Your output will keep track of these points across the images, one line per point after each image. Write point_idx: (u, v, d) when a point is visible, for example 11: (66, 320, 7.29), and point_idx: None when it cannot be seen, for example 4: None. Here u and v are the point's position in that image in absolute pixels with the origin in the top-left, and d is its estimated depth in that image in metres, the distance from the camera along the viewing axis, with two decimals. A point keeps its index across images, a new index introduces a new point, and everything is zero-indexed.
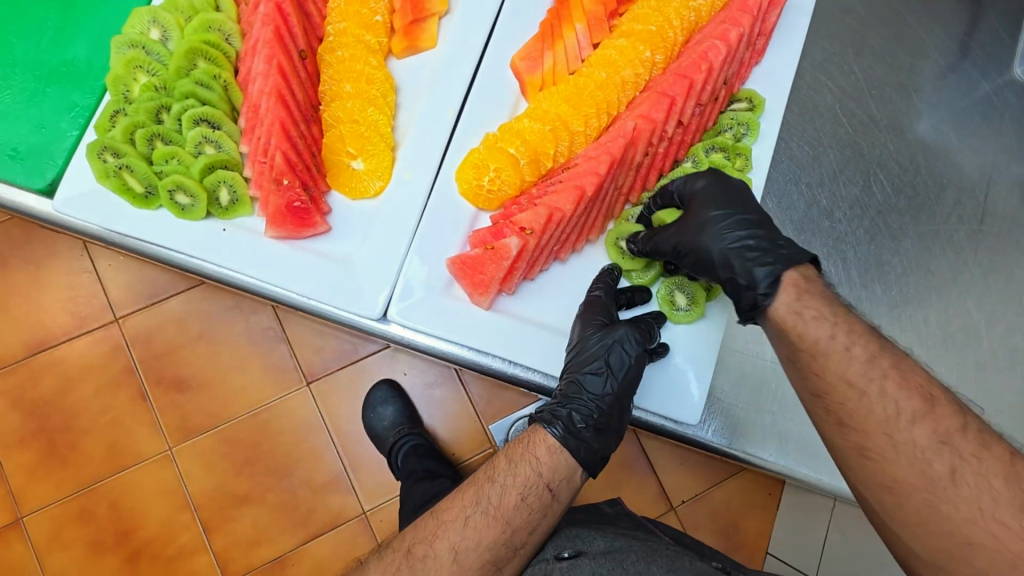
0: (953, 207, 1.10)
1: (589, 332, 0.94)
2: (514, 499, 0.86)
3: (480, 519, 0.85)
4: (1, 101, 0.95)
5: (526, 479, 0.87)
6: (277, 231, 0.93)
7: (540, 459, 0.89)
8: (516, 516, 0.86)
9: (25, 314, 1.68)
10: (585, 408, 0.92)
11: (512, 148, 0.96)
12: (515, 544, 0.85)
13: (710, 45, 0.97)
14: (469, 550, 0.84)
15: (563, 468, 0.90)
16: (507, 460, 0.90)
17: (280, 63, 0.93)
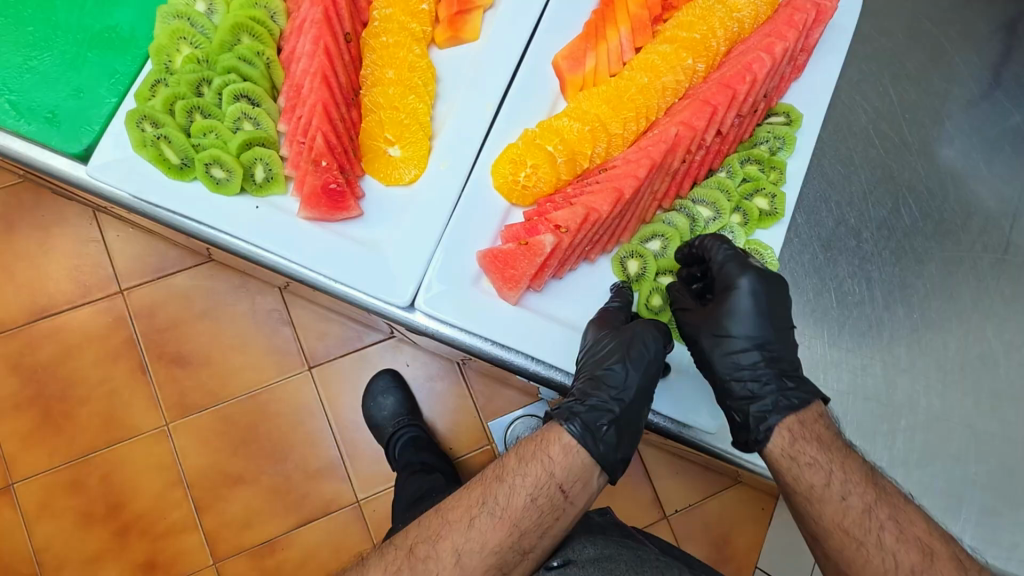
0: (979, 235, 1.11)
1: (602, 332, 0.93)
2: (524, 499, 0.85)
3: (486, 521, 0.85)
4: (41, 64, 0.94)
5: (537, 480, 0.86)
6: (311, 212, 0.93)
7: (552, 459, 0.87)
8: (525, 518, 0.85)
9: (31, 279, 1.67)
10: (602, 406, 0.90)
11: (549, 146, 0.97)
12: (523, 547, 0.85)
13: (755, 57, 0.98)
14: (472, 552, 0.84)
15: (576, 465, 0.87)
16: (517, 459, 0.89)
17: (327, 44, 0.93)
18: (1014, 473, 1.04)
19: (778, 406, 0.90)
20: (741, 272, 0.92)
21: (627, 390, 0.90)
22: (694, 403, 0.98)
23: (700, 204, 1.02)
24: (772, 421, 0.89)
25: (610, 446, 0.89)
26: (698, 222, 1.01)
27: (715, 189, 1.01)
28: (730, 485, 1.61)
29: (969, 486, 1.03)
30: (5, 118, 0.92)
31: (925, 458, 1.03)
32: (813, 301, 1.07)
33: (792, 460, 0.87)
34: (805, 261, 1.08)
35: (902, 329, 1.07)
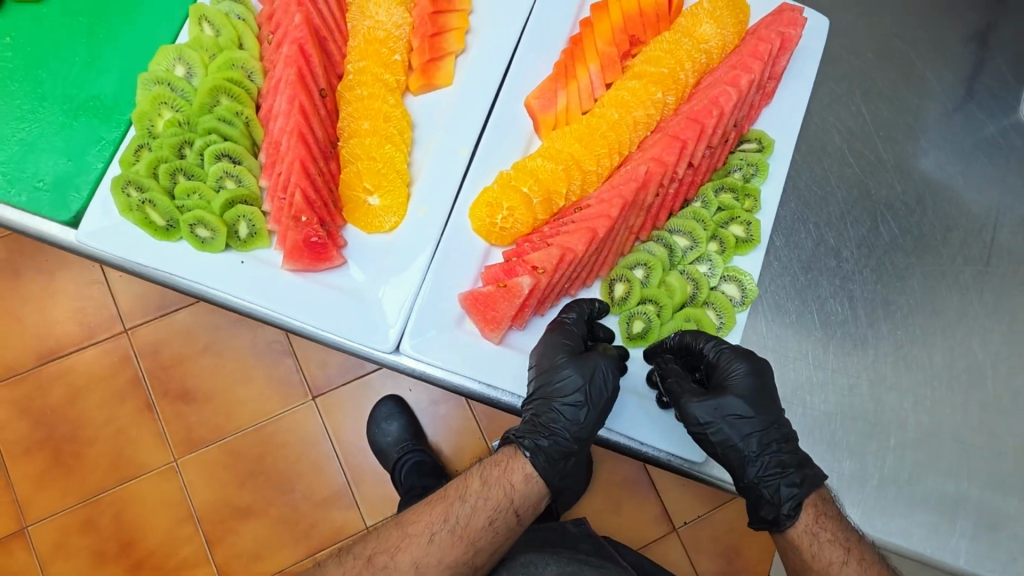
0: (960, 248, 1.12)
1: (564, 365, 0.93)
2: (482, 521, 0.90)
3: (446, 537, 0.89)
4: (26, 135, 0.96)
5: (495, 504, 0.90)
6: (295, 264, 0.95)
7: (513, 485, 0.92)
8: (480, 537, 0.89)
9: (36, 324, 1.71)
10: (564, 436, 0.93)
11: (524, 187, 0.98)
12: (476, 565, 0.89)
13: (722, 90, 0.99)
14: (430, 566, 0.87)
15: (533, 494, 0.92)
16: (480, 481, 0.92)
17: (301, 103, 0.96)
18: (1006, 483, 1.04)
19: (805, 482, 0.89)
20: (738, 357, 0.94)
21: (589, 422, 0.93)
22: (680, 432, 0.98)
23: (677, 234, 1.02)
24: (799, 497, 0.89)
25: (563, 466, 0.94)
26: (675, 252, 1.02)
27: (691, 219, 1.02)
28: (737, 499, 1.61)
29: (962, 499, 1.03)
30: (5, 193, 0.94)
31: (916, 474, 1.04)
32: (796, 323, 1.07)
33: (813, 537, 0.88)
34: (787, 285, 1.08)
35: (886, 346, 1.07)
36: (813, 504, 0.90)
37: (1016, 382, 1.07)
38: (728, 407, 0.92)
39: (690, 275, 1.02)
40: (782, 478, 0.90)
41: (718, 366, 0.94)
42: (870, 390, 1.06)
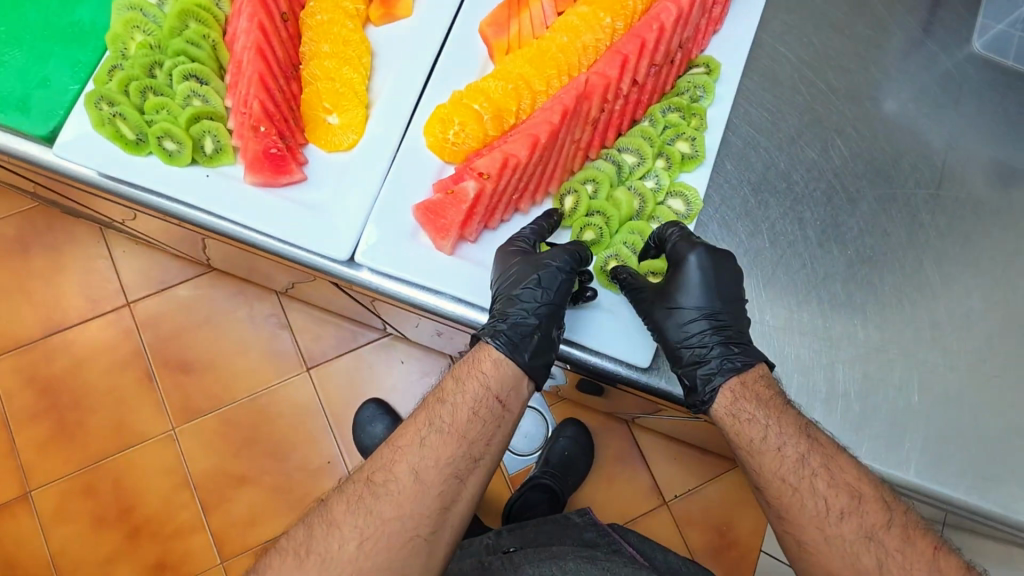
0: (910, 172, 1.14)
1: (530, 278, 0.97)
2: (467, 414, 0.94)
3: (436, 439, 0.93)
4: (7, 61, 1.03)
5: (474, 395, 0.95)
6: (257, 176, 1.01)
7: (485, 373, 0.96)
8: (471, 429, 0.94)
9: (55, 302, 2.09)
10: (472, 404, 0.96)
11: (476, 104, 1.03)
12: (474, 454, 0.93)
13: (663, 7, 1.03)
14: (428, 468, 0.92)
15: (507, 377, 0.96)
16: (454, 381, 0.97)
17: (261, 20, 1.01)
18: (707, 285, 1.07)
19: (722, 368, 0.96)
20: (691, 248, 0.99)
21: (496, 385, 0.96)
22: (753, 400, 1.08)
23: (626, 152, 1.06)
24: (717, 382, 0.96)
25: (538, 358, 0.98)
26: (624, 168, 1.05)
27: (639, 137, 1.05)
28: (739, 458, 1.75)
29: (954, 409, 1.04)
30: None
31: (866, 389, 1.04)
32: (745, 242, 1.09)
33: (735, 417, 0.94)
34: (736, 205, 1.10)
35: (838, 266, 1.09)
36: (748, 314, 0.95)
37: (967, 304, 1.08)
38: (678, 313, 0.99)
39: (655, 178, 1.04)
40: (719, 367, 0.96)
41: (674, 251, 1.00)
42: (820, 312, 1.07)
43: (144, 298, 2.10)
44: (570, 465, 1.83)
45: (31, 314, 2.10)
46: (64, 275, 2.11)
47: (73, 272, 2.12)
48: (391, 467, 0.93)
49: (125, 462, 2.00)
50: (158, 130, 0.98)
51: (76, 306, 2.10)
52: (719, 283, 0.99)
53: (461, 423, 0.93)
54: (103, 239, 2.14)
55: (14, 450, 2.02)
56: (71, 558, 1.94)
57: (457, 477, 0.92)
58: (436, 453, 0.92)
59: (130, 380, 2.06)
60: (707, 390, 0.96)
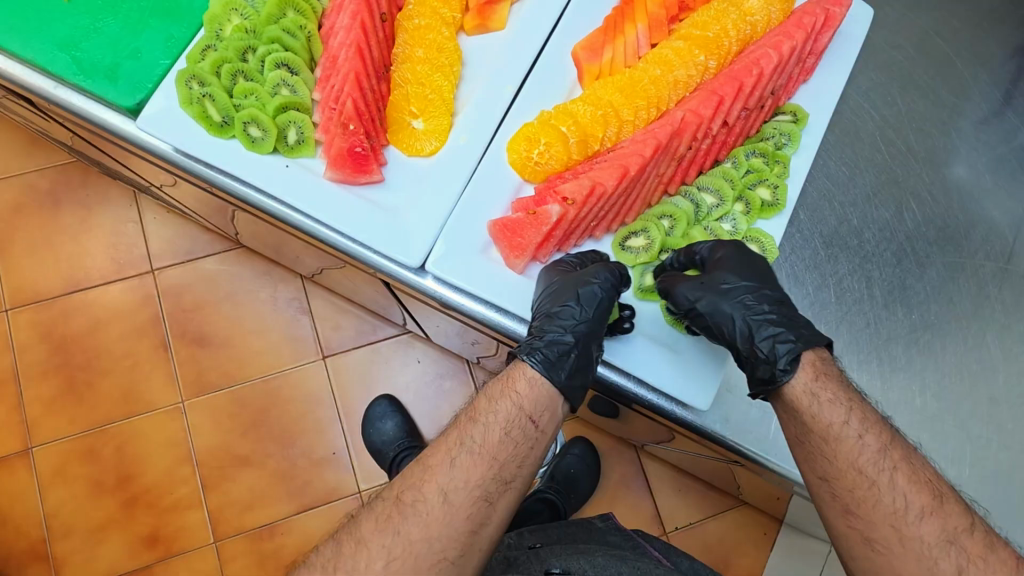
0: (981, 243, 1.13)
1: (568, 296, 0.96)
2: (499, 434, 0.93)
3: (466, 459, 0.92)
4: (103, 28, 1.05)
5: (507, 416, 0.94)
6: (337, 172, 1.00)
7: (520, 392, 0.95)
8: (502, 450, 0.92)
9: (78, 259, 2.05)
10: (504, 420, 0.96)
11: (563, 127, 1.02)
12: (505, 477, 0.92)
13: (763, 53, 1.03)
14: (457, 489, 0.90)
15: (543, 398, 0.95)
16: (487, 400, 0.96)
17: (363, 19, 1.03)
18: (753, 260, 0.99)
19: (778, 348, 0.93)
20: (721, 262, 0.98)
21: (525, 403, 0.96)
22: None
23: (705, 192, 1.06)
24: (781, 351, 0.93)
25: (575, 377, 0.96)
26: (702, 208, 1.06)
27: (720, 178, 1.05)
28: (743, 496, 1.73)
29: (1000, 485, 1.04)
30: (9, 39, 1.04)
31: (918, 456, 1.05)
32: (812, 293, 1.09)
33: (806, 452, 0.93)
34: (806, 255, 1.11)
35: (902, 329, 1.09)
36: (814, 363, 0.93)
37: None
38: (720, 281, 0.97)
39: (735, 221, 1.04)
40: (776, 336, 0.93)
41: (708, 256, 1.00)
42: (879, 372, 1.07)
43: (168, 266, 2.06)
44: (574, 482, 1.82)
45: (53, 269, 2.05)
46: (92, 235, 2.08)
47: (100, 233, 2.08)
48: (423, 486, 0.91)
49: (131, 429, 1.96)
50: (245, 116, 0.98)
51: (99, 267, 2.06)
52: (750, 261, 0.99)
53: (493, 443, 0.92)
54: (135, 203, 2.10)
55: (20, 404, 1.98)
56: (64, 521, 1.90)
57: (486, 499, 0.91)
58: (467, 474, 0.91)
59: (145, 347, 2.01)
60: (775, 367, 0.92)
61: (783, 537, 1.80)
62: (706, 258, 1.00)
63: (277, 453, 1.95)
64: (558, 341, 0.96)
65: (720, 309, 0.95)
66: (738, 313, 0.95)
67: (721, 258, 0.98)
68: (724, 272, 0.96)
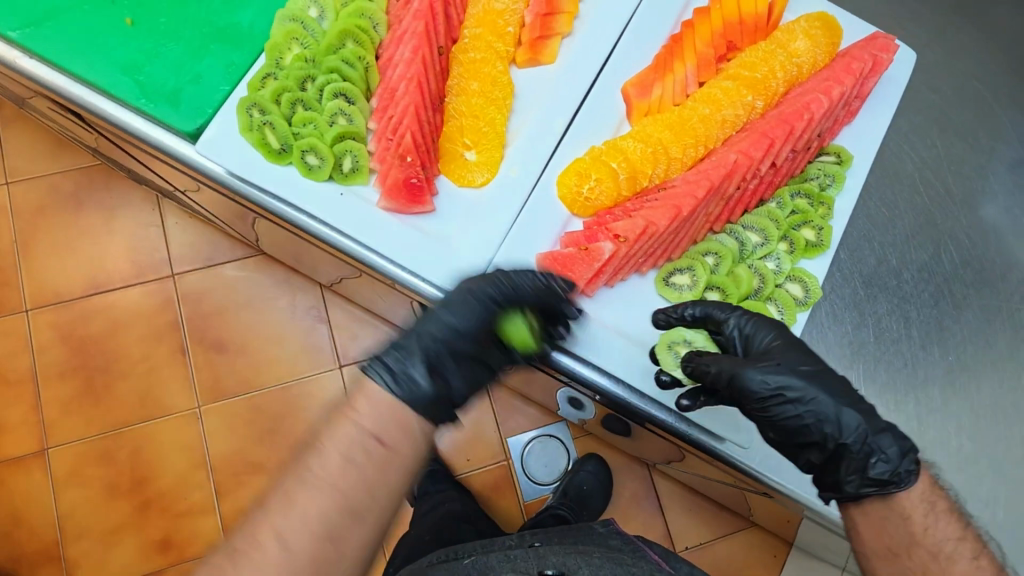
0: (1016, 288, 1.15)
1: (534, 374, 0.98)
2: None
3: None
4: (164, 50, 1.06)
5: None
6: (391, 202, 1.02)
7: None
8: None
9: (100, 261, 2.07)
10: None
11: (614, 163, 1.04)
12: None
13: (814, 97, 1.05)
14: None
15: None
16: None
17: (423, 53, 1.04)
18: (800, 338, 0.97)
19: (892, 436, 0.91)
20: (773, 338, 0.94)
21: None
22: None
23: (750, 230, 1.07)
24: (891, 450, 0.90)
25: None
26: (747, 247, 1.06)
27: (766, 218, 1.07)
28: (754, 519, 1.76)
29: None
30: (68, 58, 1.05)
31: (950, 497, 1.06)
32: (851, 332, 1.10)
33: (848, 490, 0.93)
34: (846, 294, 1.11)
35: (938, 370, 1.10)
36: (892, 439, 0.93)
37: None
38: (799, 366, 0.92)
39: (779, 260, 1.06)
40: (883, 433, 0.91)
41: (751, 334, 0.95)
42: (916, 413, 1.09)
43: (190, 272, 2.07)
44: (585, 499, 1.81)
45: (74, 271, 2.07)
46: (114, 237, 2.09)
47: (123, 236, 2.09)
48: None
49: (148, 433, 1.97)
50: (304, 144, 1.00)
51: (120, 269, 2.07)
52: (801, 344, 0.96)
53: None
54: (158, 207, 2.11)
55: (37, 404, 1.99)
56: (77, 523, 1.91)
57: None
58: None
59: (164, 352, 2.02)
60: (901, 466, 0.89)
61: (792, 561, 1.82)
62: (758, 346, 0.95)
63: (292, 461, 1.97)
64: None
65: (817, 400, 0.91)
66: (835, 405, 0.91)
67: (780, 346, 0.93)
68: (801, 355, 0.92)
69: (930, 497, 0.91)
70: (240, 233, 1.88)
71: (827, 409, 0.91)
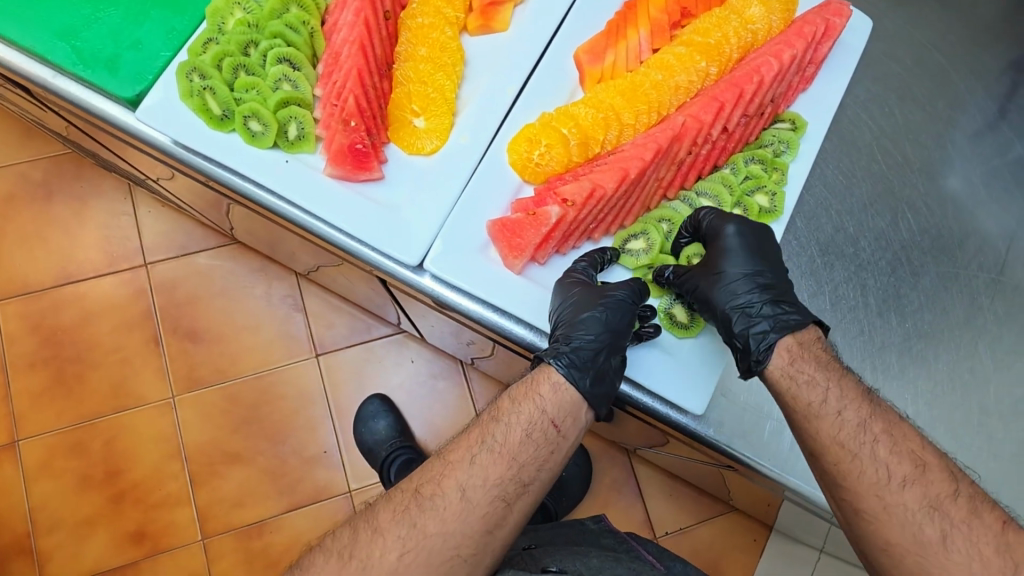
0: (976, 255, 1.15)
1: (593, 305, 0.97)
2: (519, 436, 0.94)
3: (487, 458, 0.94)
4: (104, 18, 1.05)
5: (530, 417, 0.95)
6: (337, 169, 1.00)
7: (544, 396, 0.96)
8: (522, 451, 0.93)
9: (70, 250, 2.03)
10: (585, 346, 0.96)
11: (564, 128, 1.03)
12: (523, 480, 0.93)
13: (764, 61, 1.05)
14: (475, 487, 0.92)
15: (569, 402, 0.96)
16: (510, 401, 0.97)
17: (367, 17, 1.03)
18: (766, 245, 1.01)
19: (777, 326, 0.96)
20: (728, 222, 1.00)
21: (605, 331, 0.96)
22: (785, 456, 1.09)
23: (703, 196, 1.07)
24: (771, 340, 0.96)
25: (600, 385, 0.97)
26: None
27: (719, 183, 1.06)
28: (733, 503, 1.73)
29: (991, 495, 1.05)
30: (7, 26, 1.04)
31: None
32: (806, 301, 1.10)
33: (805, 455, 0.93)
34: (802, 262, 1.12)
35: (895, 337, 1.10)
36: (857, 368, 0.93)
37: (1016, 391, 1.09)
38: (719, 258, 1.00)
39: None
40: (768, 323, 0.97)
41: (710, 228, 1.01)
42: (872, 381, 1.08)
43: (162, 260, 2.04)
44: (563, 486, 1.82)
45: (44, 261, 2.03)
46: (85, 226, 2.06)
47: (93, 225, 2.06)
48: (501, 406, 0.96)
49: (120, 424, 1.94)
50: (246, 110, 0.99)
51: (91, 259, 2.04)
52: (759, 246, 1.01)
53: (513, 445, 0.94)
54: (129, 195, 2.08)
55: (8, 396, 1.96)
56: (49, 516, 1.88)
57: (556, 418, 0.95)
58: (485, 474, 0.93)
59: (136, 341, 1.99)
60: (761, 349, 0.96)
61: (773, 543, 1.80)
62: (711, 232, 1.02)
63: (268, 450, 1.94)
64: (582, 348, 0.96)
65: (715, 288, 0.99)
66: (732, 290, 0.98)
67: (722, 234, 0.99)
68: (726, 252, 0.99)
69: (899, 466, 0.88)
70: (210, 219, 1.85)
71: (717, 298, 0.99)
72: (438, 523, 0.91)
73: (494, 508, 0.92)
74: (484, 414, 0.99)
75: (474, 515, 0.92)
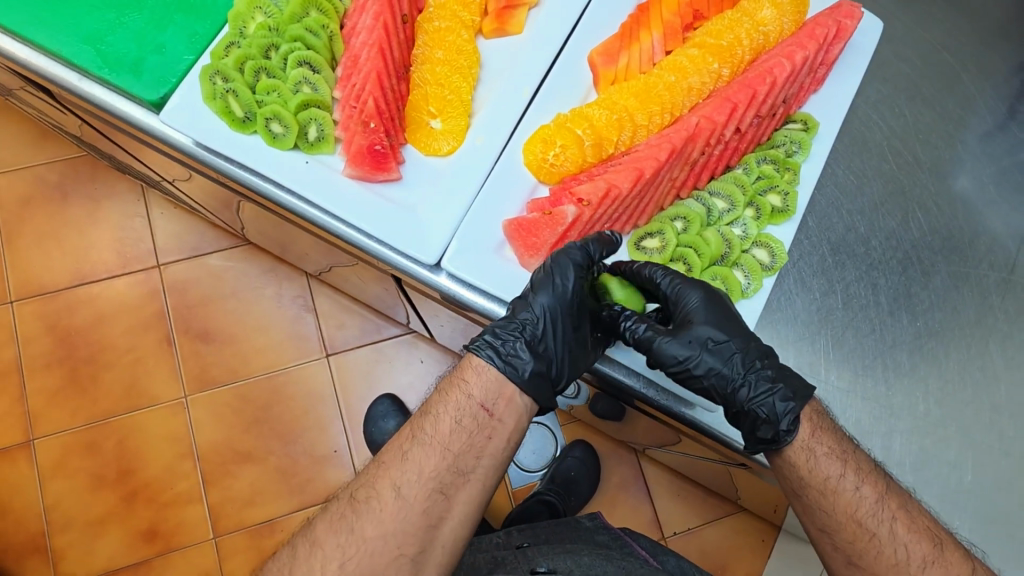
0: (986, 255, 1.15)
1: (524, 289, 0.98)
2: (448, 424, 0.96)
3: (419, 453, 0.95)
4: (129, 22, 1.08)
5: (458, 405, 0.97)
6: (355, 169, 1.02)
7: (469, 384, 0.97)
8: (454, 440, 0.95)
9: (85, 252, 2.06)
10: (513, 331, 0.97)
11: (579, 129, 1.05)
12: (462, 468, 0.94)
13: (777, 62, 1.06)
14: (411, 483, 0.93)
15: (491, 386, 0.96)
16: (438, 392, 0.99)
17: (385, 20, 1.05)
18: (721, 300, 0.98)
19: (773, 400, 0.95)
20: (691, 288, 0.98)
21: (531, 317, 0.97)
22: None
23: (716, 196, 1.08)
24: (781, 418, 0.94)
25: (532, 371, 0.96)
26: (713, 213, 1.07)
27: (732, 183, 1.07)
28: (741, 502, 1.74)
29: (1001, 492, 1.06)
30: (35, 32, 1.07)
31: (921, 461, 1.06)
32: (818, 300, 1.11)
33: (811, 453, 0.95)
34: (813, 261, 1.13)
35: (906, 335, 1.11)
36: None
37: None
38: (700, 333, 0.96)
39: (746, 226, 1.07)
40: (770, 395, 0.95)
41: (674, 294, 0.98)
42: (884, 379, 1.09)
43: (175, 262, 2.06)
44: (571, 485, 1.83)
45: (59, 262, 2.06)
46: (100, 228, 2.08)
47: (108, 227, 2.08)
48: (428, 401, 0.98)
49: (134, 423, 1.96)
50: (268, 112, 1.00)
51: (105, 260, 2.06)
52: (720, 312, 0.97)
53: (443, 435, 0.96)
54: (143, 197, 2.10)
55: (23, 396, 1.98)
56: (63, 513, 1.91)
57: (486, 403, 0.96)
58: (420, 467, 0.94)
59: (150, 341, 2.02)
60: (780, 426, 0.94)
61: (781, 543, 1.81)
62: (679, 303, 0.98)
63: (279, 449, 1.96)
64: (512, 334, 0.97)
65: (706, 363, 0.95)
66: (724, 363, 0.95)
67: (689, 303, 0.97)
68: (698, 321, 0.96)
69: None
70: (224, 221, 1.87)
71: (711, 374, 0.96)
72: (376, 525, 0.92)
73: (433, 500, 0.93)
74: (415, 412, 1.01)
75: (413, 512, 0.92)
